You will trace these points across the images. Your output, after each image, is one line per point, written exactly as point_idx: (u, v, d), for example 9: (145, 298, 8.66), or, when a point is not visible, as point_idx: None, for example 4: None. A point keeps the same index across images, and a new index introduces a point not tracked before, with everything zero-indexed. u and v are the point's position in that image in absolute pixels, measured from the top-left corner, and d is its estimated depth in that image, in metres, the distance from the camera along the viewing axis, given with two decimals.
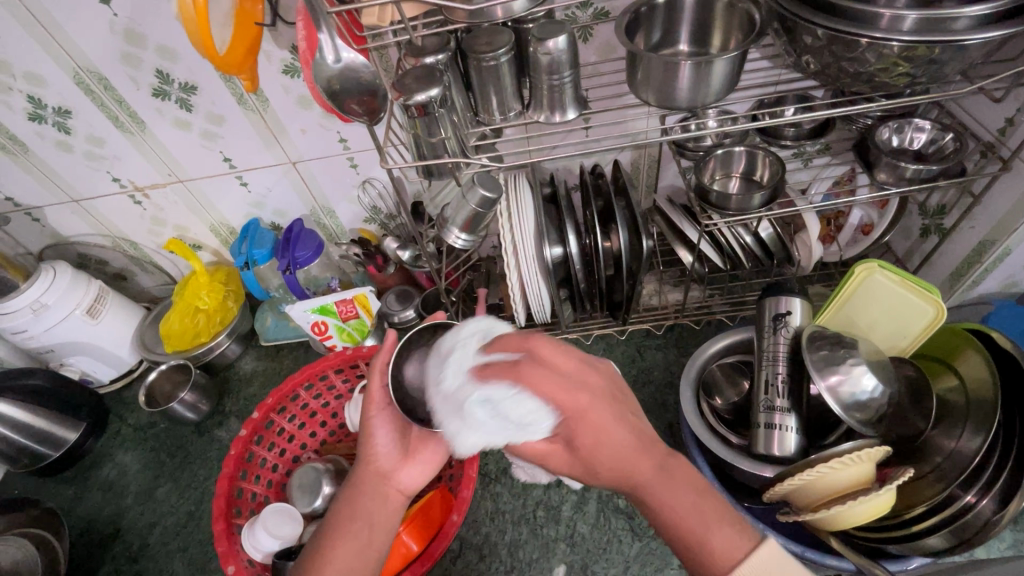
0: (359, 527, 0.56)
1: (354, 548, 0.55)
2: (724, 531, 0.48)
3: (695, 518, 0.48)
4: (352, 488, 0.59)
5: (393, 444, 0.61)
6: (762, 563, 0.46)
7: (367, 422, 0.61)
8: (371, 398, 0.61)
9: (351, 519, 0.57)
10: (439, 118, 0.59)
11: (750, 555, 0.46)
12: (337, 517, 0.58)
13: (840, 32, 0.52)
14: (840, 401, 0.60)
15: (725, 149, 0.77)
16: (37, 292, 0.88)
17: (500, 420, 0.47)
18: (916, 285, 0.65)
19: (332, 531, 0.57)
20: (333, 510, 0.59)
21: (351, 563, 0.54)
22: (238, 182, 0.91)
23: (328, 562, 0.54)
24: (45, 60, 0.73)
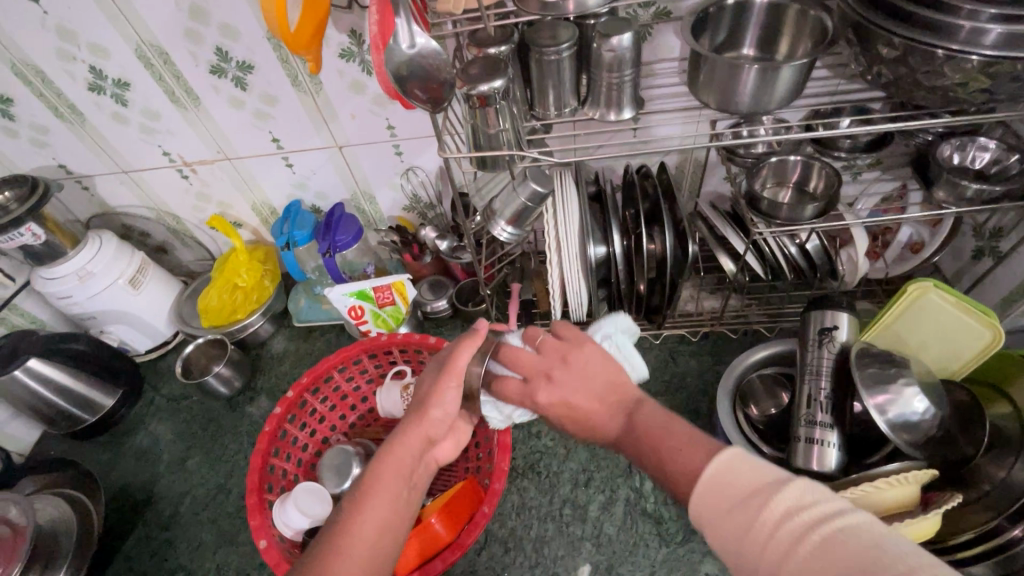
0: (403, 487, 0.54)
1: (393, 506, 0.53)
2: (687, 449, 0.44)
3: (663, 446, 0.45)
4: (398, 450, 0.55)
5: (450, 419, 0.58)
6: (724, 470, 0.40)
7: (440, 391, 0.56)
8: (450, 369, 0.56)
9: (396, 478, 0.54)
10: (499, 110, 0.59)
11: (712, 462, 0.41)
12: (381, 472, 0.54)
13: (917, 42, 0.51)
14: (888, 420, 0.59)
15: (779, 158, 0.75)
16: (84, 259, 0.91)
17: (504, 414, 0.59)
18: (973, 307, 0.63)
19: (376, 485, 0.53)
20: (377, 464, 0.55)
21: (389, 520, 0.52)
22: (283, 162, 0.92)
23: (367, 517, 0.51)
24: (109, 32, 0.74)
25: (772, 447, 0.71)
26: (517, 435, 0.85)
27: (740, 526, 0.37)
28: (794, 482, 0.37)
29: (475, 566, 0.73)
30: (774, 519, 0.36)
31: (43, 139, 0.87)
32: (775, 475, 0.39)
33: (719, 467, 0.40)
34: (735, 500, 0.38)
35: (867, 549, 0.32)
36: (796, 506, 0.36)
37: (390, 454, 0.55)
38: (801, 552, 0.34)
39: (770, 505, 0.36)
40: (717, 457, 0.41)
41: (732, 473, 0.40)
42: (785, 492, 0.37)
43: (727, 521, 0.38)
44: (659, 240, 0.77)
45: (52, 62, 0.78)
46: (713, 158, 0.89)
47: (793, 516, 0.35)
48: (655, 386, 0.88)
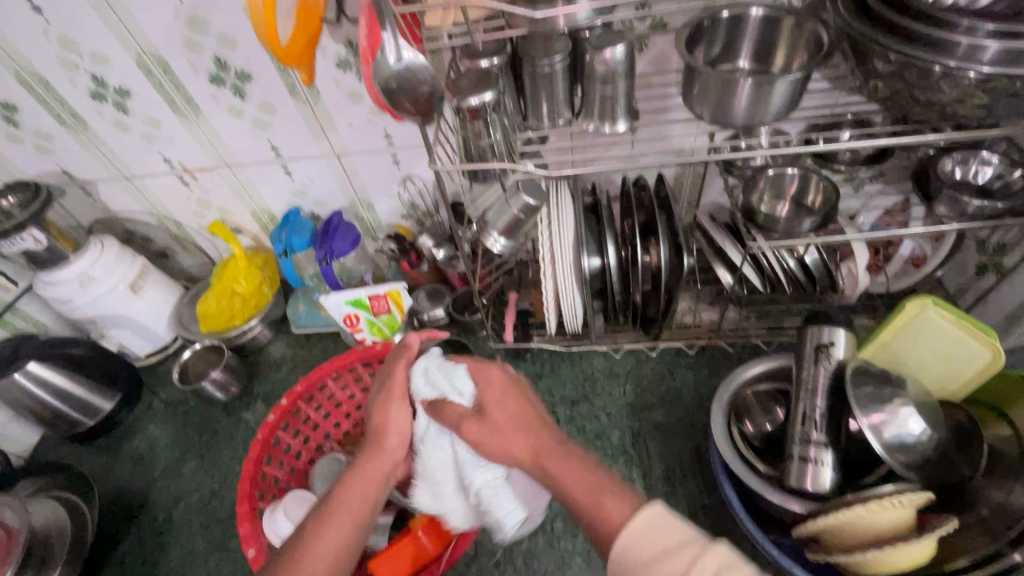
0: (364, 508, 0.55)
1: (353, 526, 0.53)
2: (611, 500, 0.45)
3: (585, 495, 0.47)
4: (359, 471, 0.57)
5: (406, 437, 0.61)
6: (646, 532, 0.41)
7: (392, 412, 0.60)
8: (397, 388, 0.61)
9: (358, 497, 0.55)
10: (489, 122, 0.58)
11: (632, 520, 0.42)
12: (344, 494, 0.55)
13: (914, 58, 0.50)
14: (883, 441, 0.58)
15: (777, 170, 0.74)
16: (85, 264, 0.92)
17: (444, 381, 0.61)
18: (970, 325, 0.63)
19: (337, 506, 0.54)
20: (340, 486, 0.56)
21: (348, 541, 0.52)
22: (282, 170, 0.92)
23: (331, 536, 0.52)
24: (111, 42, 0.75)
25: (767, 464, 0.70)
26: None
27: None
28: (713, 548, 0.38)
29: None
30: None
31: (47, 145, 0.89)
32: (696, 536, 0.40)
33: (638, 527, 0.41)
34: (653, 559, 0.39)
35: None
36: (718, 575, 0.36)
37: (355, 474, 0.57)
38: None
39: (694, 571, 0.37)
40: (637, 513, 0.43)
41: (648, 531, 0.41)
42: (703, 558, 0.37)
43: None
44: (654, 253, 0.77)
45: (55, 71, 0.79)
46: (712, 169, 0.88)
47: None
48: (650, 399, 0.87)
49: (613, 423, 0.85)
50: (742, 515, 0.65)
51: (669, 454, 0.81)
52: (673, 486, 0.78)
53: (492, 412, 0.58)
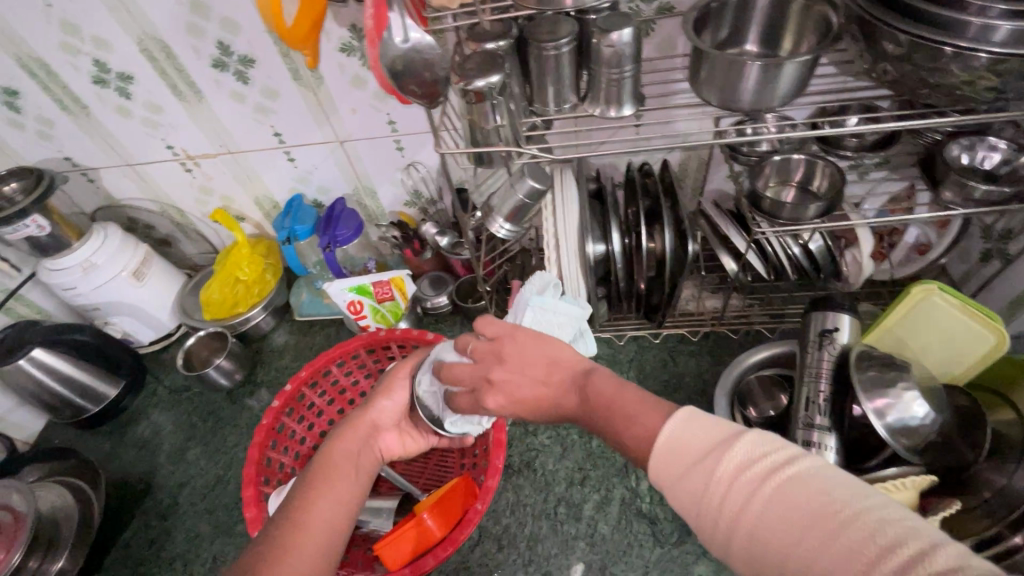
0: (354, 463, 0.59)
1: (349, 477, 0.57)
2: (645, 415, 0.42)
3: (617, 409, 0.44)
4: (349, 430, 0.63)
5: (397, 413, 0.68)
6: (676, 436, 0.39)
7: (389, 386, 0.68)
8: (402, 366, 0.69)
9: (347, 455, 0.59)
10: (496, 105, 0.58)
11: (670, 421, 0.39)
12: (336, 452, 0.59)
13: (923, 40, 0.50)
14: (888, 426, 0.58)
15: (783, 156, 0.74)
16: (88, 251, 0.91)
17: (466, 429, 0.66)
18: (976, 310, 0.62)
19: (331, 460, 0.58)
20: (331, 443, 0.61)
21: (345, 491, 0.55)
22: (285, 156, 0.92)
23: (326, 486, 0.55)
24: (113, 26, 0.75)
25: None
26: (513, 432, 0.85)
27: (692, 483, 0.36)
28: (742, 441, 0.36)
29: (468, 562, 0.73)
30: (727, 473, 0.35)
31: (49, 132, 0.88)
32: (733, 427, 0.37)
33: (672, 434, 0.39)
34: (690, 459, 0.37)
35: (820, 492, 0.32)
36: (748, 461, 0.35)
37: (345, 437, 0.62)
38: (757, 504, 0.33)
39: (725, 459, 0.35)
40: (673, 415, 0.40)
41: (686, 433, 0.38)
42: (733, 452, 0.35)
43: (681, 482, 0.37)
44: (658, 239, 0.77)
45: (56, 55, 0.78)
46: (717, 156, 0.88)
47: (745, 474, 0.34)
48: (653, 386, 0.87)
49: None
50: None
51: None
52: None
53: (523, 409, 0.51)
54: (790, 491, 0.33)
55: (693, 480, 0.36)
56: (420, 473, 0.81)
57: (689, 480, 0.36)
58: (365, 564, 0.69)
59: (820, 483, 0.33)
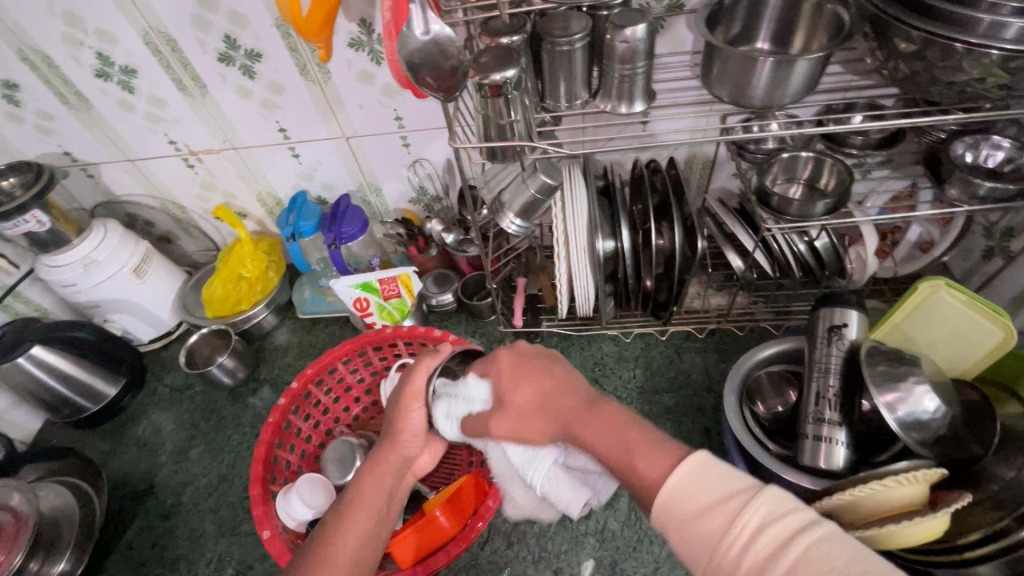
0: (382, 502, 0.57)
1: (376, 521, 0.55)
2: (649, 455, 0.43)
3: (625, 444, 0.45)
4: (376, 470, 0.59)
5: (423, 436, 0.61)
6: (690, 484, 0.39)
7: (405, 415, 0.60)
8: (413, 388, 0.60)
9: (373, 495, 0.57)
10: (511, 101, 0.58)
11: (676, 471, 0.40)
12: (361, 491, 0.57)
13: (935, 36, 0.51)
14: (897, 418, 0.58)
15: (791, 154, 0.75)
16: (88, 248, 0.90)
17: (456, 401, 0.57)
18: (985, 306, 0.63)
19: (357, 502, 0.56)
20: (357, 484, 0.57)
21: (371, 534, 0.55)
22: (289, 152, 0.91)
23: (349, 531, 0.54)
24: (118, 19, 0.74)
25: (777, 444, 0.71)
26: None
27: (705, 534, 0.37)
28: (763, 496, 0.36)
29: (478, 561, 0.73)
30: (745, 533, 0.35)
31: (50, 126, 0.87)
32: (745, 484, 0.38)
33: (687, 480, 0.40)
34: (694, 510, 0.38)
35: (848, 562, 0.32)
36: (770, 520, 0.35)
37: (371, 471, 0.59)
38: (777, 569, 0.33)
39: (743, 517, 0.36)
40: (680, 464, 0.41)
41: (692, 484, 0.39)
42: (751, 508, 0.36)
43: (687, 534, 0.38)
44: (667, 235, 0.77)
45: (59, 48, 0.77)
46: (723, 154, 0.88)
47: (762, 535, 0.35)
48: (660, 383, 0.87)
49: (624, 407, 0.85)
50: None
51: (680, 437, 0.81)
52: None
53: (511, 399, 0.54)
54: (816, 558, 0.33)
55: (700, 533, 0.37)
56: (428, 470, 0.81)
57: (694, 533, 0.38)
58: None
59: (846, 550, 0.33)
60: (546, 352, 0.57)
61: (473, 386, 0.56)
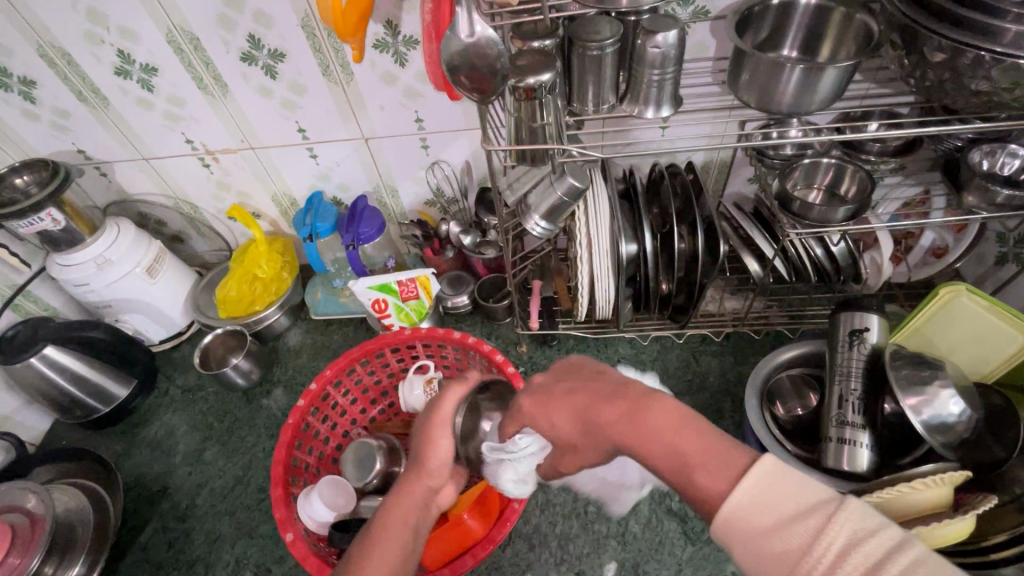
0: (409, 537, 0.50)
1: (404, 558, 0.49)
2: (710, 465, 0.39)
3: (674, 456, 0.41)
4: (405, 500, 0.53)
5: (449, 468, 0.57)
6: (757, 495, 0.37)
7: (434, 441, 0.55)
8: (438, 416, 0.56)
9: (403, 525, 0.50)
10: (545, 104, 0.58)
11: (739, 486, 0.37)
12: (390, 523, 0.50)
13: (964, 45, 0.52)
14: (923, 421, 0.59)
15: (812, 160, 0.76)
16: (102, 246, 0.89)
17: (518, 465, 0.55)
18: (1006, 312, 0.65)
19: (387, 533, 0.49)
20: (386, 514, 0.51)
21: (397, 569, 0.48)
22: (307, 153, 0.91)
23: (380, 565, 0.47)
24: (141, 17, 0.73)
25: (798, 446, 0.72)
26: None
27: (787, 553, 0.35)
28: (844, 508, 0.34)
29: (500, 563, 0.72)
30: (829, 555, 0.33)
31: (65, 123, 0.86)
32: (821, 495, 0.36)
33: (749, 494, 0.37)
34: (770, 529, 0.35)
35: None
36: (852, 538, 0.33)
37: (397, 500, 0.52)
38: None
39: (827, 535, 0.34)
40: (748, 474, 0.38)
41: (761, 499, 0.37)
42: (834, 526, 0.34)
43: (761, 552, 0.36)
44: (688, 239, 0.78)
45: (80, 45, 0.76)
46: (739, 159, 0.89)
47: (851, 556, 0.33)
48: (678, 386, 0.88)
49: None
50: None
51: None
52: None
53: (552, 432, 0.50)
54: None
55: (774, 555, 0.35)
56: None
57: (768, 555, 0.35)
58: None
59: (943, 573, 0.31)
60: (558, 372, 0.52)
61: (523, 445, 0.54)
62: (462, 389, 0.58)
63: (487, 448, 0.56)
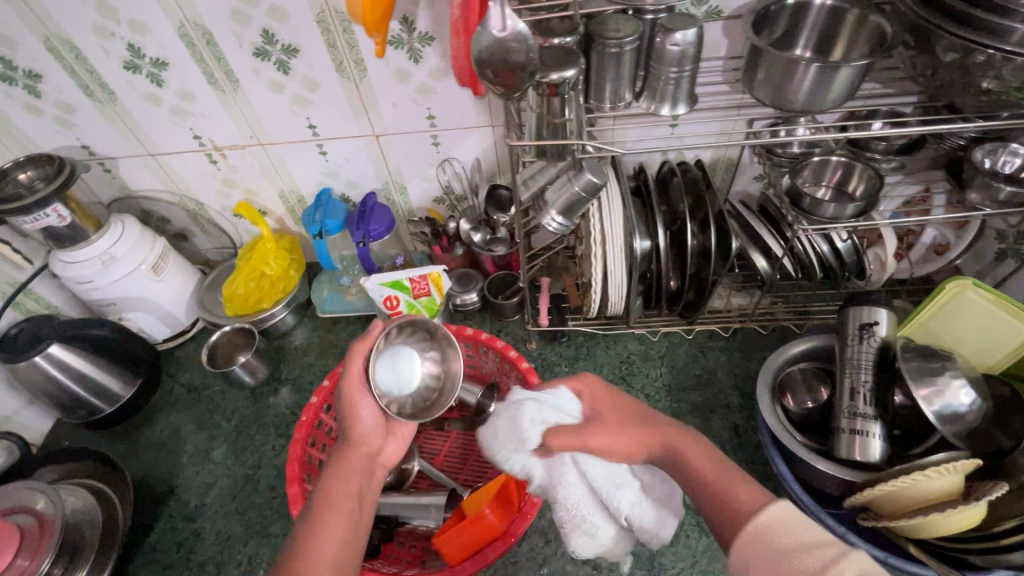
0: (353, 502, 0.56)
1: (350, 517, 0.54)
2: (745, 495, 0.49)
3: (711, 486, 0.51)
4: (344, 467, 0.58)
5: (379, 426, 0.62)
6: (774, 522, 0.44)
7: (354, 404, 0.60)
8: (351, 377, 0.60)
9: (343, 493, 0.56)
10: (567, 100, 0.59)
11: (765, 511, 0.45)
12: (329, 495, 0.55)
13: (975, 45, 0.53)
14: (934, 410, 0.61)
15: (822, 157, 0.78)
16: (107, 243, 0.88)
17: (546, 408, 0.58)
18: (1010, 304, 0.67)
19: (327, 503, 0.54)
20: (323, 488, 0.56)
21: (349, 530, 0.53)
22: (316, 149, 0.90)
23: (325, 530, 0.52)
24: (153, 10, 0.72)
25: (809, 439, 0.73)
26: None
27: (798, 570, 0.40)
28: (854, 552, 0.39)
29: (516, 558, 0.73)
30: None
31: (69, 118, 0.85)
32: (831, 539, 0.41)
33: (773, 515, 0.44)
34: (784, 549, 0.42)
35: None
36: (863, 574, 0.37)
37: (334, 473, 0.57)
38: None
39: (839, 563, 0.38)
40: (769, 508, 0.45)
41: (779, 526, 0.44)
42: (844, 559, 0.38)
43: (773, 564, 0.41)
44: (700, 235, 0.79)
45: (89, 38, 0.75)
46: (746, 158, 0.91)
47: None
48: (687, 381, 0.89)
49: (652, 404, 0.86)
50: (795, 488, 0.67)
51: (710, 434, 0.82)
52: None
53: (606, 413, 0.59)
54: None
55: (785, 568, 0.40)
56: (460, 470, 0.81)
57: (780, 567, 0.41)
58: (412, 560, 0.71)
59: None
60: (614, 393, 0.61)
61: (567, 398, 0.59)
62: (369, 343, 0.62)
63: (380, 363, 0.60)
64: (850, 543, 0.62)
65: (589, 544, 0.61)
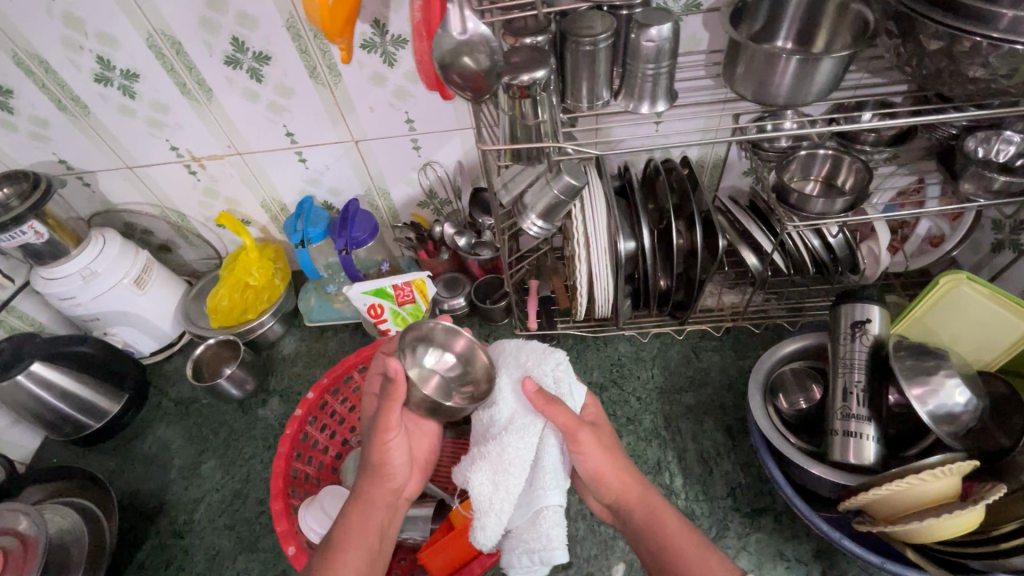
0: (374, 539, 0.57)
1: (368, 557, 0.56)
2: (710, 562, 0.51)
3: (676, 547, 0.53)
4: (368, 505, 0.58)
5: (405, 462, 0.60)
6: None
7: (385, 449, 0.57)
8: (385, 423, 0.56)
9: (363, 531, 0.57)
10: (539, 101, 0.57)
11: None
12: (348, 532, 0.56)
13: (961, 32, 0.51)
14: (928, 411, 0.59)
15: (808, 151, 0.76)
16: (87, 259, 0.87)
17: (565, 377, 0.60)
18: (1005, 298, 0.65)
19: (346, 541, 0.56)
20: (343, 526, 0.57)
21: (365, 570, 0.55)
22: (296, 157, 0.89)
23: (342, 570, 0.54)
24: (120, 22, 0.71)
25: (802, 439, 0.72)
26: None
27: None
28: None
29: None
30: None
31: (45, 133, 0.84)
32: None
33: None
34: None
35: None
36: None
37: (355, 508, 0.58)
38: None
39: None
40: None
41: None
42: None
43: None
44: (687, 235, 0.77)
45: (57, 52, 0.74)
46: (734, 154, 0.89)
47: None
48: (680, 382, 0.87)
49: (645, 407, 0.85)
50: (789, 492, 0.65)
51: (703, 437, 0.81)
52: (709, 467, 0.78)
53: (605, 430, 0.60)
54: None
55: None
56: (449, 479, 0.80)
57: None
58: None
59: None
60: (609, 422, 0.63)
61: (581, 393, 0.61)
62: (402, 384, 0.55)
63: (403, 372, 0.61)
64: (846, 548, 0.60)
65: (483, 496, 0.55)
